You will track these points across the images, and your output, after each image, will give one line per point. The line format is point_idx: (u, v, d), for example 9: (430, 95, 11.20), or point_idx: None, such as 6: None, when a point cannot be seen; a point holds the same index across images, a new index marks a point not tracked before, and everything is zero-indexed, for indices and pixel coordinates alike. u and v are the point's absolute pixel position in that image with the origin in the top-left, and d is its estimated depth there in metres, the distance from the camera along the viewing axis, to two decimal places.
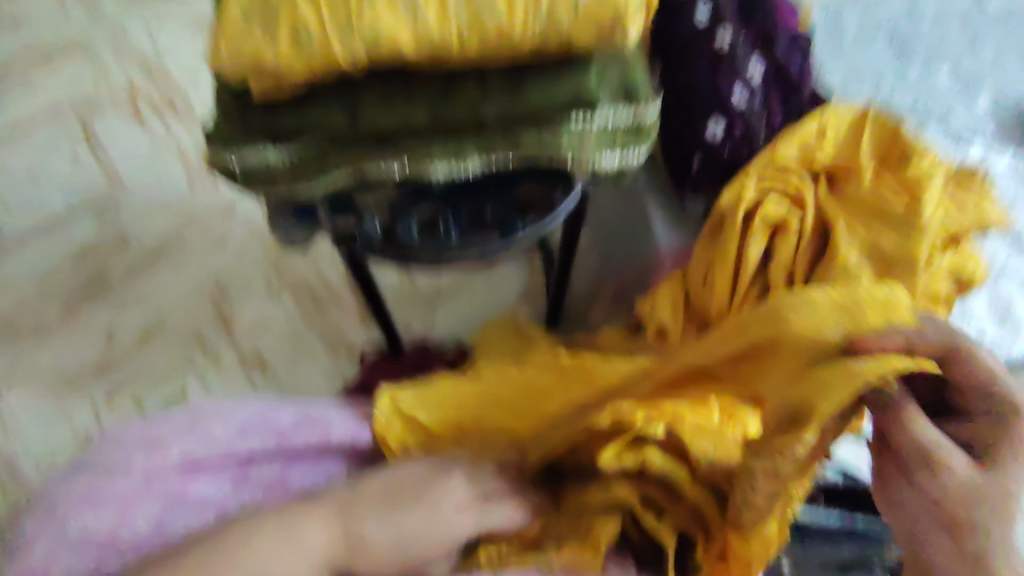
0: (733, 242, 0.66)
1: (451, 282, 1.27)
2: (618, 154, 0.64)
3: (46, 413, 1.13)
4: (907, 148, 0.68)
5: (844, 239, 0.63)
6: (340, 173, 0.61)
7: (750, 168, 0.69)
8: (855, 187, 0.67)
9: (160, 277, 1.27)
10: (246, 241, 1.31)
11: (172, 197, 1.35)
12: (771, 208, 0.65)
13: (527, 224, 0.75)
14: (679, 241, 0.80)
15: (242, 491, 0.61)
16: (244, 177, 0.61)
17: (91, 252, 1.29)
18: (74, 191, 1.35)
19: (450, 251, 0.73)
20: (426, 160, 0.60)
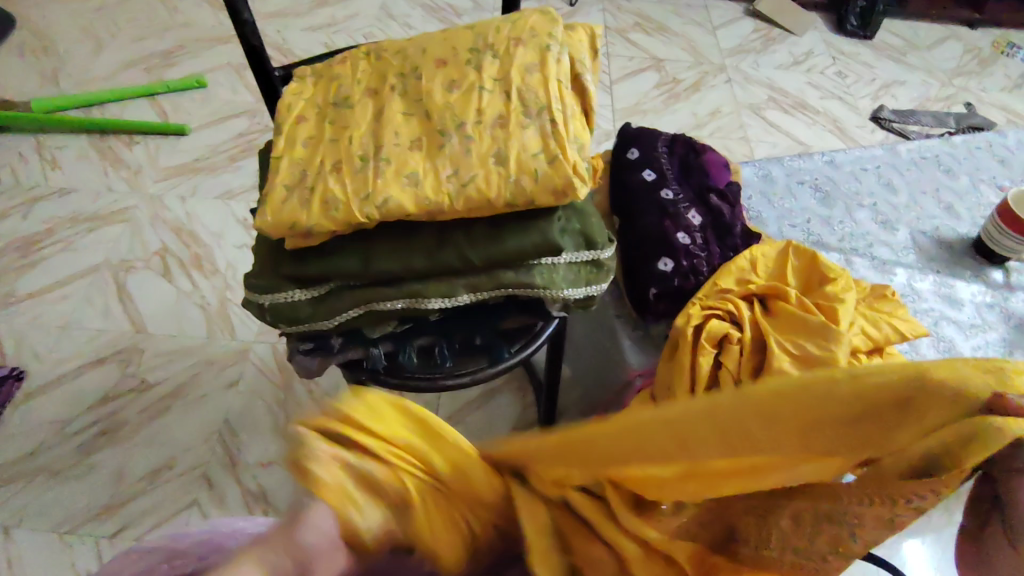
0: (687, 356, 0.77)
1: (448, 413, 1.35)
2: (582, 289, 0.78)
3: (52, 555, 1.19)
4: (823, 274, 0.83)
5: (777, 350, 0.74)
6: (354, 309, 0.75)
7: (698, 295, 0.83)
8: (785, 305, 0.78)
9: (173, 418, 1.36)
10: (256, 381, 1.41)
11: (190, 343, 1.47)
12: (716, 326, 0.77)
13: (512, 350, 0.87)
14: (647, 362, 0.91)
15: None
16: (273, 314, 0.74)
17: (110, 394, 1.39)
18: (101, 340, 1.47)
19: (447, 374, 0.85)
20: (425, 296, 0.74)
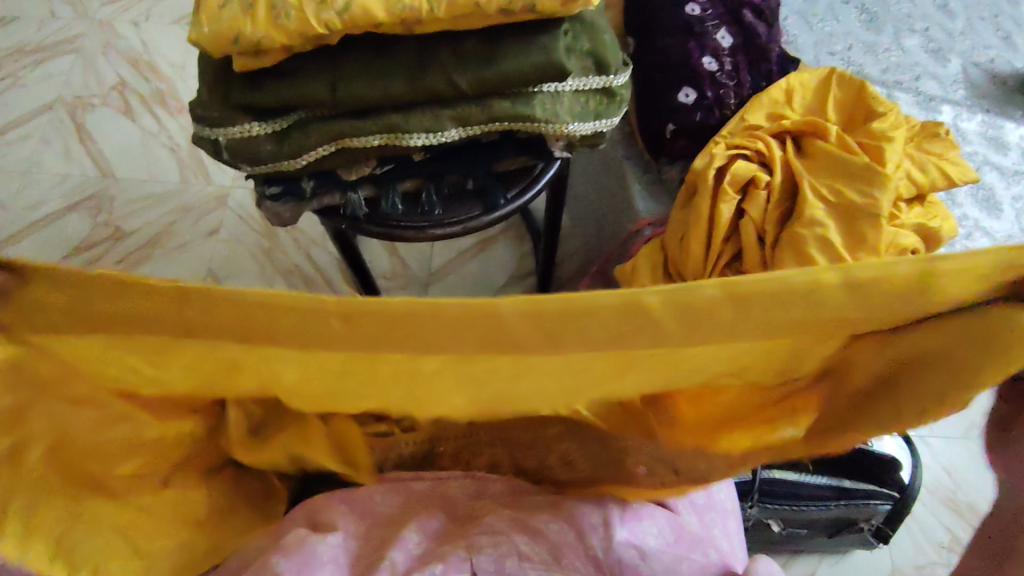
0: (706, 203, 0.68)
1: (442, 263, 1.29)
2: (590, 123, 0.68)
3: None
4: (871, 107, 0.71)
5: (812, 195, 0.64)
6: (324, 147, 0.64)
7: (721, 133, 0.72)
8: (823, 145, 0.67)
9: (155, 268, 1.29)
10: (238, 229, 1.33)
11: (164, 189, 1.37)
12: (743, 168, 0.67)
13: (508, 197, 0.78)
14: (658, 209, 0.82)
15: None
16: (230, 153, 0.63)
17: (86, 244, 1.31)
18: (67, 185, 1.37)
19: (435, 222, 0.76)
20: (406, 131, 0.63)
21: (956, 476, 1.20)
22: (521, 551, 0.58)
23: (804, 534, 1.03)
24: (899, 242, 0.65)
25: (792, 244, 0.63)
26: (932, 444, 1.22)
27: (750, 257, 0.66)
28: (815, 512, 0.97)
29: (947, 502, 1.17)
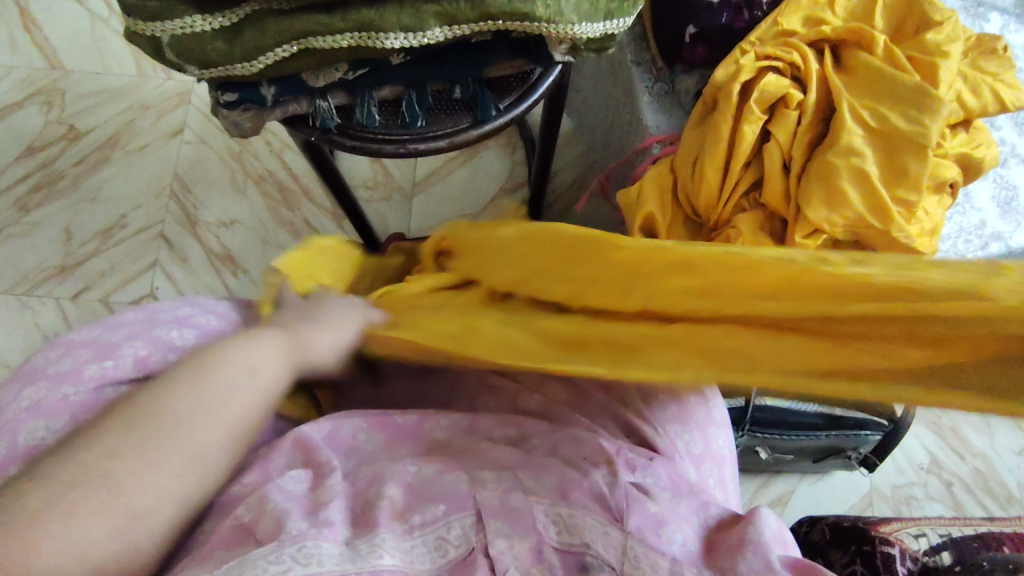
0: (727, 124, 0.60)
1: (427, 172, 1.20)
2: (600, 23, 0.59)
3: (9, 315, 1.09)
4: (924, 13, 0.61)
5: (850, 120, 0.57)
6: (283, 47, 0.54)
7: (749, 38, 0.62)
8: (867, 59, 0.59)
9: (117, 172, 1.19)
10: (204, 130, 1.22)
11: (120, 82, 1.24)
12: (773, 85, 0.58)
13: (500, 107, 0.68)
14: (669, 125, 0.73)
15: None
16: (174, 52, 0.53)
17: (37, 143, 1.20)
18: (11, 77, 1.23)
19: (417, 135, 0.67)
20: (381, 30, 0.53)
21: None
22: (527, 488, 0.51)
23: (790, 458, 1.02)
24: (937, 175, 0.58)
25: (823, 175, 0.56)
26: None
27: (771, 189, 0.59)
28: (804, 442, 0.96)
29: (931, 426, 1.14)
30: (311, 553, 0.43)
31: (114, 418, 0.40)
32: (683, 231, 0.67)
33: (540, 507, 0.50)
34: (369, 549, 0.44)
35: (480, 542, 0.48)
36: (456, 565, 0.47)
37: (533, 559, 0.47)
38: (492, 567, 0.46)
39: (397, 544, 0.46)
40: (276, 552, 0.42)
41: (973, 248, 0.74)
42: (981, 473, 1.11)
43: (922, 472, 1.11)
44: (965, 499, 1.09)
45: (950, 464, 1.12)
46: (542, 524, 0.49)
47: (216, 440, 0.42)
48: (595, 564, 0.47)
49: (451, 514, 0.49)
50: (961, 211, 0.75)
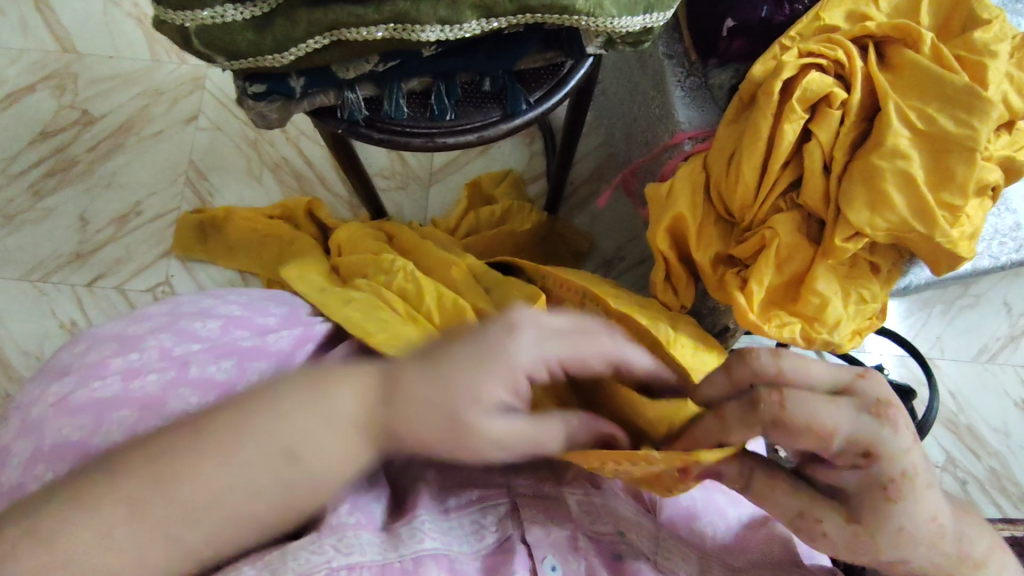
0: (767, 122, 0.58)
1: (445, 162, 1.18)
2: (640, 16, 0.58)
3: (26, 303, 1.08)
4: (972, 13, 0.61)
5: (897, 122, 0.56)
6: (315, 38, 0.53)
7: (790, 33, 0.61)
8: (914, 57, 0.58)
9: (131, 158, 1.17)
10: (219, 117, 1.20)
11: (133, 66, 1.23)
12: (816, 83, 0.57)
13: (530, 101, 0.67)
14: (701, 120, 0.71)
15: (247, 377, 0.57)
16: (202, 41, 0.52)
17: (51, 129, 1.19)
18: (26, 61, 1.22)
19: (445, 129, 0.66)
20: (417, 22, 0.52)
21: (960, 399, 1.13)
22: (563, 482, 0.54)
23: None
24: (983, 178, 0.57)
25: (867, 176, 0.56)
26: (941, 366, 1.15)
27: (811, 189, 0.59)
28: None
29: (947, 425, 1.11)
30: (351, 543, 0.44)
31: (184, 440, 0.41)
32: (714, 231, 0.65)
33: (573, 497, 0.52)
34: (408, 535, 0.46)
35: (517, 529, 0.49)
36: (494, 551, 0.48)
37: (569, 546, 0.49)
38: (529, 553, 0.47)
39: (434, 526, 0.47)
40: (316, 542, 0.44)
41: (1007, 251, 0.73)
42: (997, 473, 1.09)
43: (938, 470, 1.09)
44: (981, 499, 1.07)
45: (967, 464, 1.09)
46: (576, 514, 0.51)
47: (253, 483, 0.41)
48: (628, 552, 0.49)
49: (488, 502, 0.51)
50: (996, 214, 0.73)
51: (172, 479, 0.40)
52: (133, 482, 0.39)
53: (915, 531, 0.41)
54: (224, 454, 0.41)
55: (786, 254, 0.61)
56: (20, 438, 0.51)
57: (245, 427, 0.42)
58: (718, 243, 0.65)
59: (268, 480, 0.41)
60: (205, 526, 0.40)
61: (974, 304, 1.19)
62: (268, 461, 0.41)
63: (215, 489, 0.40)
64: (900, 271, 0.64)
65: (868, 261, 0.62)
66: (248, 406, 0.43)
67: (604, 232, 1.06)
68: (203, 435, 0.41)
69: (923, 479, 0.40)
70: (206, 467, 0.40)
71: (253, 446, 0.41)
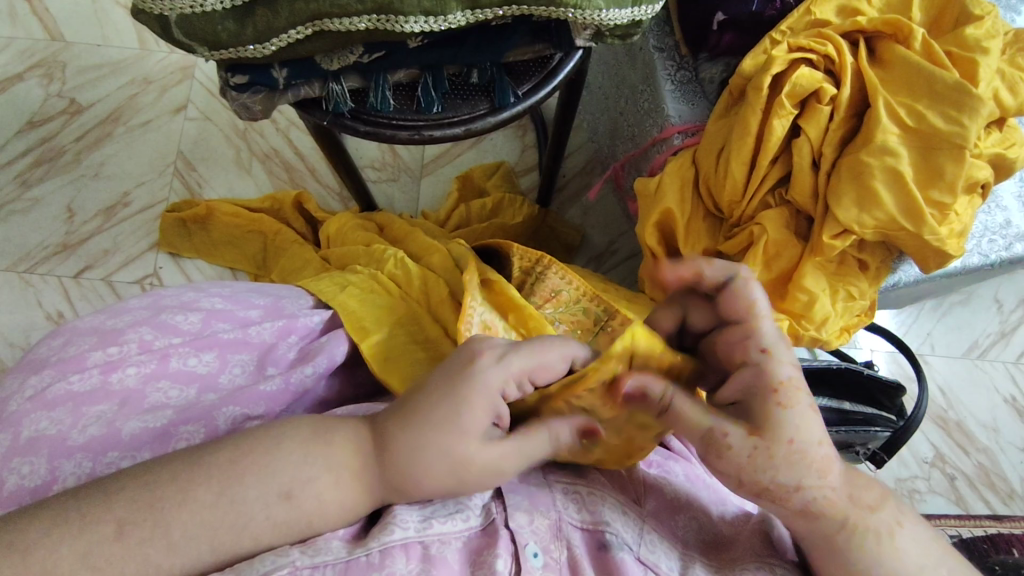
0: (756, 118, 0.58)
1: (436, 154, 1.17)
2: (628, 9, 0.57)
3: (13, 294, 1.07)
4: (964, 9, 0.60)
5: (886, 119, 0.55)
6: (297, 29, 0.52)
7: (780, 27, 0.60)
8: (903, 52, 0.57)
9: (118, 148, 1.16)
10: (208, 107, 1.19)
11: (121, 55, 1.21)
12: (806, 79, 0.56)
13: (519, 93, 0.66)
14: (691, 114, 0.70)
15: (228, 370, 0.56)
16: (181, 31, 0.51)
17: (38, 118, 1.17)
18: (12, 50, 1.20)
19: (432, 121, 0.65)
20: (400, 13, 0.51)
21: (950, 395, 1.14)
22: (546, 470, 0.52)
23: None
24: (971, 176, 0.56)
25: (856, 175, 0.56)
26: (931, 362, 1.15)
27: (800, 186, 0.58)
28: None
29: (937, 421, 1.12)
30: (321, 546, 0.44)
31: (187, 476, 0.43)
32: (703, 227, 0.65)
33: (559, 485, 0.51)
34: (378, 528, 0.45)
35: (501, 514, 0.48)
36: (480, 533, 0.47)
37: (551, 535, 0.48)
38: (513, 538, 0.47)
39: (412, 514, 0.46)
40: (285, 546, 0.44)
41: (997, 248, 0.72)
42: (985, 469, 1.10)
43: (926, 466, 1.09)
44: (969, 494, 1.07)
45: (955, 460, 1.10)
46: (559, 503, 0.50)
47: (254, 521, 0.43)
48: (613, 544, 0.48)
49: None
50: (986, 211, 0.72)
51: (162, 508, 0.42)
52: (126, 508, 0.42)
53: (806, 436, 0.45)
54: (223, 489, 0.43)
55: (774, 251, 0.60)
56: None
57: (239, 464, 0.43)
58: (706, 238, 0.65)
59: (261, 518, 0.43)
60: (190, 556, 0.42)
61: (964, 300, 1.19)
62: (266, 502, 0.43)
63: (205, 523, 0.42)
64: (888, 269, 0.64)
65: (858, 259, 0.62)
66: (251, 444, 0.44)
67: (595, 225, 1.06)
68: (211, 466, 0.43)
69: (807, 394, 0.46)
70: (201, 498, 0.42)
71: (249, 483, 0.43)
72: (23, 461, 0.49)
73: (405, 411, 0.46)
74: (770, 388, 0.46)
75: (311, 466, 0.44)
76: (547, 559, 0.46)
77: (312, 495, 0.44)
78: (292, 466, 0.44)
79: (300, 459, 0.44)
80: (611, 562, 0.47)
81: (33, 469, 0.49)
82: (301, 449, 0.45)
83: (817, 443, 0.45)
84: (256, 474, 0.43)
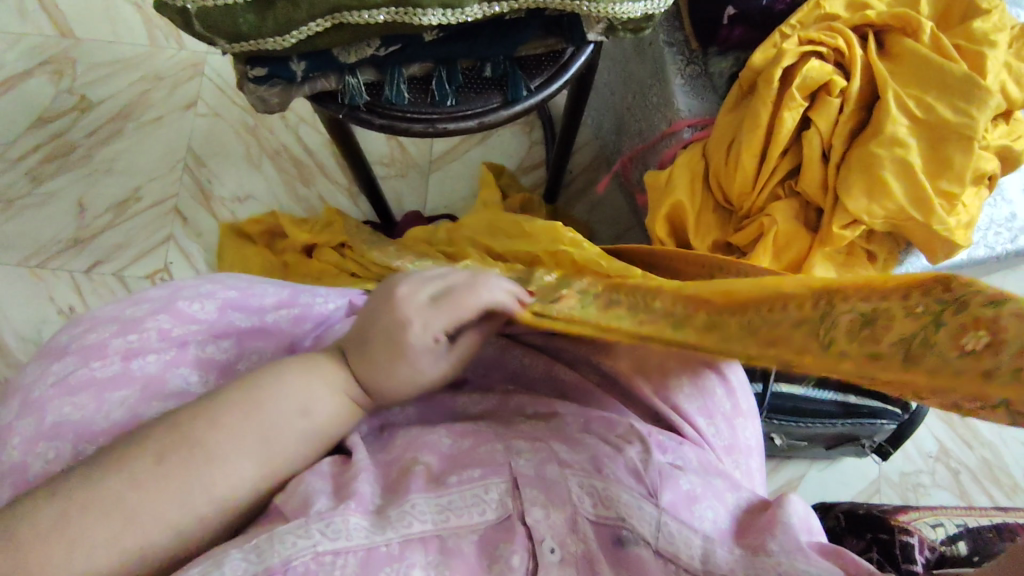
0: (767, 110, 0.59)
1: (444, 150, 1.18)
2: (641, 2, 0.58)
3: (25, 288, 1.08)
4: (971, 3, 0.61)
5: (895, 110, 0.57)
6: (316, 21, 0.53)
7: (791, 21, 0.61)
8: (911, 45, 0.59)
9: (128, 144, 1.17)
10: (218, 103, 1.20)
11: (132, 51, 1.22)
12: (815, 71, 0.57)
13: (531, 87, 0.67)
14: (701, 107, 0.71)
15: (246, 357, 0.57)
16: (203, 25, 0.52)
17: (49, 114, 1.18)
18: (23, 46, 1.21)
19: (446, 114, 0.66)
20: (419, 6, 0.52)
21: None
22: (562, 459, 0.51)
23: (803, 445, 0.97)
24: (979, 167, 0.57)
25: (865, 165, 0.57)
26: None
27: (810, 178, 0.59)
28: (819, 429, 0.91)
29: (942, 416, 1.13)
30: (339, 529, 0.43)
31: (208, 407, 0.46)
32: (713, 219, 0.66)
33: (575, 479, 0.49)
34: (395, 516, 0.45)
35: (518, 508, 0.47)
36: (495, 526, 0.46)
37: (568, 529, 0.47)
38: (528, 534, 0.46)
39: (429, 506, 0.46)
40: (303, 526, 0.43)
41: (1003, 241, 0.73)
42: (989, 463, 1.10)
43: (930, 461, 1.10)
44: (973, 489, 1.08)
45: (959, 455, 1.10)
46: (576, 496, 0.48)
47: (279, 439, 0.46)
48: (630, 539, 0.46)
49: (488, 478, 0.49)
50: (992, 204, 0.73)
51: (197, 438, 0.44)
52: (161, 441, 0.44)
53: None
54: (246, 411, 0.46)
55: (784, 241, 0.61)
56: (21, 418, 0.51)
57: (248, 392, 0.47)
58: (716, 230, 0.66)
59: (286, 434, 0.46)
60: (228, 479, 0.44)
61: None
62: (287, 418, 0.46)
63: (237, 442, 0.45)
64: (896, 260, 0.65)
65: (865, 249, 0.63)
66: (263, 380, 0.47)
67: (602, 221, 1.07)
68: (230, 397, 0.46)
69: None
70: (230, 422, 0.45)
71: (266, 403, 0.46)
72: (49, 446, 0.50)
73: (364, 347, 0.50)
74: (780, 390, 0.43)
75: (313, 387, 0.48)
76: (564, 555, 0.45)
77: (325, 411, 0.48)
78: (294, 391, 0.47)
79: (300, 380, 0.48)
80: (627, 557, 0.46)
81: (58, 453, 0.50)
82: (296, 378, 0.48)
83: None
84: (267, 398, 0.46)
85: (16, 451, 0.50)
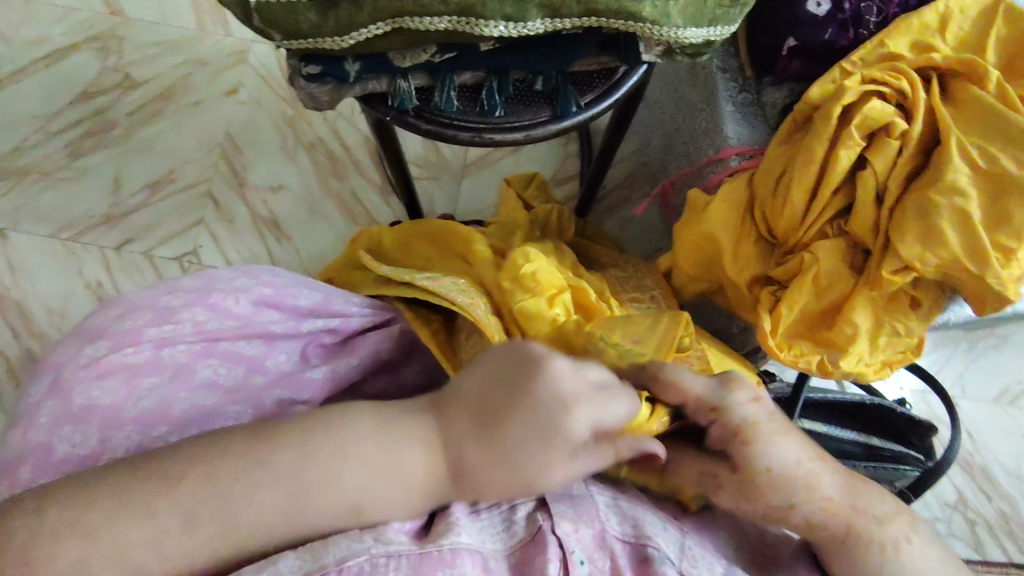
0: (823, 145, 0.58)
1: (479, 155, 1.18)
2: (704, 29, 0.58)
3: (55, 260, 1.09)
4: None
5: (957, 158, 0.56)
6: (378, 24, 0.53)
7: (851, 58, 0.61)
8: (976, 93, 0.58)
9: (168, 126, 1.18)
10: (259, 92, 1.20)
11: (178, 34, 1.23)
12: (877, 111, 0.56)
13: (581, 104, 0.66)
14: (749, 136, 0.70)
15: (275, 354, 0.58)
16: (262, 18, 0.52)
17: (92, 90, 1.19)
18: (72, 20, 1.22)
19: (493, 125, 0.65)
20: (481, 17, 0.52)
21: (978, 438, 1.12)
22: (587, 483, 0.51)
23: None
24: None
25: (921, 211, 0.56)
26: (960, 404, 1.13)
27: (862, 216, 0.58)
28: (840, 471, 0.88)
29: (963, 465, 1.10)
30: (390, 538, 0.43)
31: (213, 462, 0.40)
32: (753, 250, 0.64)
33: (602, 502, 0.50)
34: (443, 527, 0.44)
35: (548, 519, 0.46)
36: (526, 542, 0.46)
37: (596, 544, 0.46)
38: (560, 544, 0.45)
39: (467, 518, 0.46)
40: (355, 532, 0.42)
41: None
42: (1007, 517, 1.08)
43: (947, 509, 1.07)
44: (988, 541, 1.05)
45: (978, 505, 1.08)
46: (602, 513, 0.48)
47: (332, 501, 0.41)
48: (657, 556, 0.46)
49: (515, 497, 0.49)
50: None
51: (227, 491, 0.39)
52: (193, 499, 0.39)
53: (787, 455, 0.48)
54: (251, 474, 0.40)
55: (825, 282, 0.60)
56: (49, 398, 0.52)
57: (281, 450, 0.41)
58: (757, 263, 0.64)
59: (305, 506, 0.40)
60: (256, 539, 0.40)
61: (998, 346, 1.16)
62: (345, 495, 0.41)
63: (266, 515, 0.40)
64: (941, 309, 0.63)
65: (910, 296, 0.61)
66: (402, 410, 0.44)
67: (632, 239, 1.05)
68: (271, 452, 0.41)
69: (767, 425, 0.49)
70: (268, 499, 0.40)
71: (304, 470, 0.40)
72: (76, 429, 0.50)
73: (483, 422, 0.43)
74: (732, 431, 0.49)
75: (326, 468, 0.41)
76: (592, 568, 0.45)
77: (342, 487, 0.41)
78: (321, 482, 0.40)
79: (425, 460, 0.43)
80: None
81: (84, 438, 0.50)
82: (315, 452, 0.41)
83: (829, 502, 0.47)
84: (285, 466, 0.40)
85: (42, 432, 0.50)
